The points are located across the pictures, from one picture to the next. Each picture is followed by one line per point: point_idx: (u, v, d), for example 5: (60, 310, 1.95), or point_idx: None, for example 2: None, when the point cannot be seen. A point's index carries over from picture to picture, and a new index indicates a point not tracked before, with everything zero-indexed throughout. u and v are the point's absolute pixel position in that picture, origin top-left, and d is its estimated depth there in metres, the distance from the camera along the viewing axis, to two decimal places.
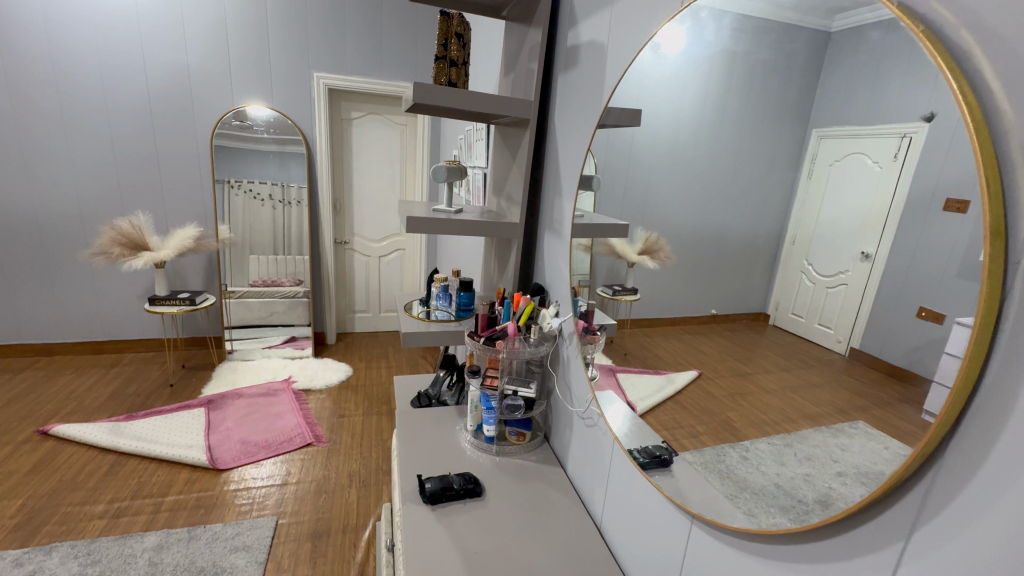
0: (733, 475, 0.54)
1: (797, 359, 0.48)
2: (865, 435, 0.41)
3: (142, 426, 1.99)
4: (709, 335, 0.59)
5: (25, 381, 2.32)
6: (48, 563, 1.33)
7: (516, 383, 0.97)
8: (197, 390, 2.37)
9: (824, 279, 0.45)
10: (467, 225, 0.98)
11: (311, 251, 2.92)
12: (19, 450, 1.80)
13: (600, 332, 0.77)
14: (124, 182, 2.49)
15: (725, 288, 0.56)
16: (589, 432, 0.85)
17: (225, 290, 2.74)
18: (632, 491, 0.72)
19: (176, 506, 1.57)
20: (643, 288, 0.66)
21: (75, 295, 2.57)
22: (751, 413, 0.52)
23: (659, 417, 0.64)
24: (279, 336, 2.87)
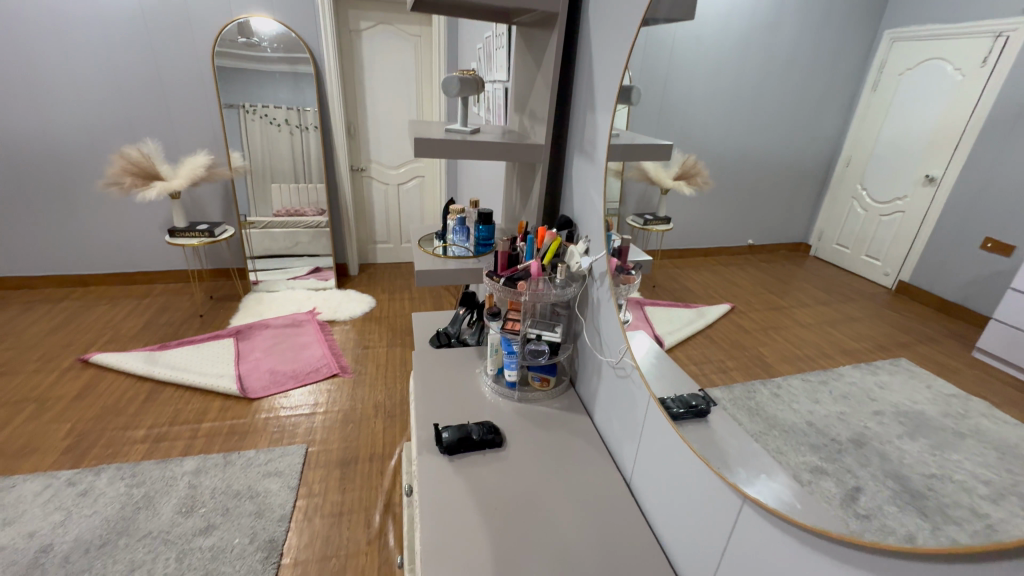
0: (763, 412, 0.50)
1: (839, 293, 0.46)
2: (906, 373, 0.39)
3: (175, 355, 2.12)
4: (743, 267, 0.56)
5: (65, 311, 2.48)
6: (98, 482, 1.48)
7: (539, 327, 0.96)
8: (226, 321, 2.49)
9: (878, 206, 0.43)
10: (485, 148, 0.92)
11: (328, 180, 2.89)
12: (64, 377, 1.96)
13: (634, 271, 0.72)
14: (133, 112, 2.46)
15: (765, 216, 0.52)
16: (621, 382, 0.81)
17: (245, 222, 2.77)
18: (662, 448, 0.69)
19: (211, 433, 1.71)
20: (677, 217, 0.60)
21: (103, 227, 2.66)
22: (785, 347, 0.49)
23: (687, 349, 0.59)
24: (304, 266, 2.95)
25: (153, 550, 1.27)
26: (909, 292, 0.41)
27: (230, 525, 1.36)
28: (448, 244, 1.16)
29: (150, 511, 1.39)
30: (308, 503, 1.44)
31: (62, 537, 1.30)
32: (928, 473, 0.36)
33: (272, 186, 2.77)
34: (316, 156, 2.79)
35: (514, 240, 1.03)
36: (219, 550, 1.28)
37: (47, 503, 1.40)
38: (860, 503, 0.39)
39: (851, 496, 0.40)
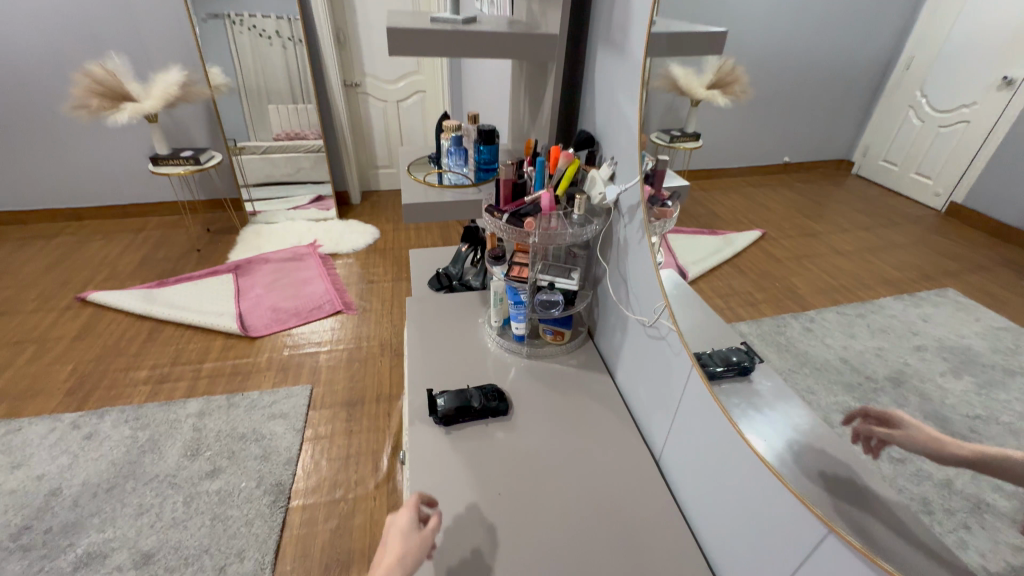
0: (792, 348, 0.46)
1: (881, 218, 0.41)
2: (953, 304, 0.37)
3: (173, 294, 2.16)
4: (777, 189, 0.51)
5: (61, 246, 2.51)
6: (103, 425, 1.57)
7: (552, 274, 0.92)
8: (224, 255, 2.50)
9: (937, 115, 0.36)
10: (485, 42, 0.83)
11: (318, 99, 2.74)
12: (64, 316, 2.03)
13: (671, 203, 0.64)
14: (99, 30, 2.30)
15: (804, 127, 0.46)
16: (655, 343, 0.77)
17: (233, 147, 2.69)
18: (702, 426, 0.66)
19: (215, 373, 1.78)
20: (705, 132, 0.54)
21: (95, 156, 2.62)
22: (818, 278, 0.45)
23: (713, 283, 0.56)
24: (306, 195, 2.90)
25: (162, 493, 1.36)
26: (961, 215, 0.36)
27: (236, 468, 1.44)
28: (443, 169, 1.10)
29: (156, 454, 1.47)
30: (315, 448, 1.50)
31: (70, 481, 1.39)
32: (970, 415, 0.32)
33: (269, 108, 2.66)
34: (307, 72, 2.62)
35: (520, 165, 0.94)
36: (226, 493, 1.37)
37: (54, 445, 1.50)
38: (893, 447, 0.37)
39: (885, 437, 0.37)
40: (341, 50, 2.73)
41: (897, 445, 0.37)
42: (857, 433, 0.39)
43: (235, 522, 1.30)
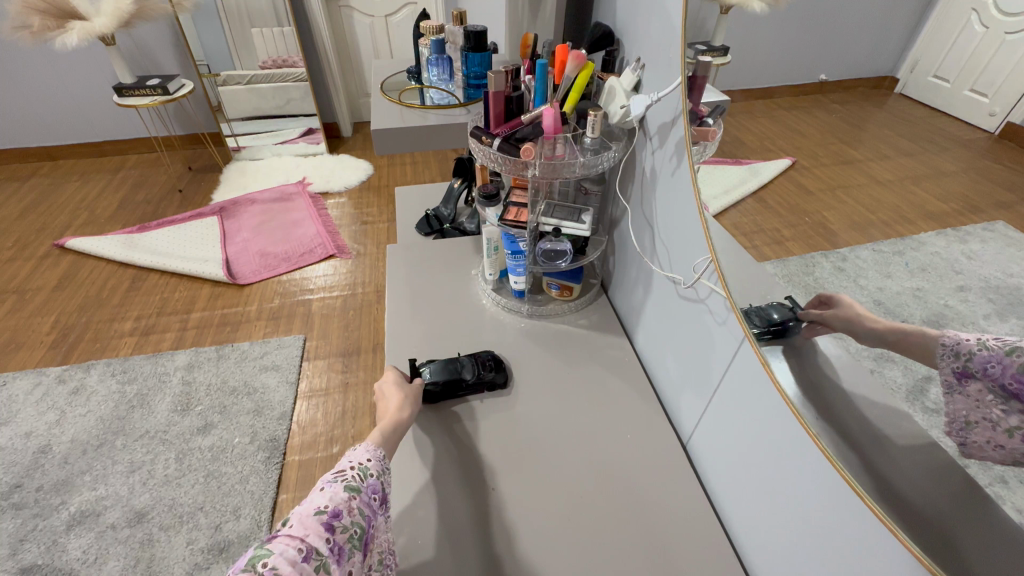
0: (821, 290, 0.42)
1: (927, 141, 0.37)
2: (1003, 240, 0.33)
3: (153, 239, 2.15)
4: (811, 111, 0.44)
5: (37, 189, 2.47)
6: (89, 379, 1.62)
7: (560, 217, 0.86)
8: (207, 196, 2.45)
9: (1002, 22, 0.30)
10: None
11: (298, 20, 2.54)
12: (43, 265, 2.04)
13: (711, 121, 0.56)
14: None
15: (847, 39, 0.40)
16: (692, 306, 0.71)
17: (205, 74, 2.55)
18: (741, 410, 0.63)
19: (202, 323, 1.81)
20: (736, 46, 0.49)
21: (60, 84, 2.50)
22: (852, 211, 0.40)
23: (737, 218, 0.53)
24: (296, 129, 2.79)
25: (153, 450, 1.43)
26: (1015, 136, 0.33)
27: (228, 424, 1.49)
28: (427, 87, 1.03)
29: (145, 410, 1.53)
30: (310, 402, 1.54)
31: (59, 437, 1.46)
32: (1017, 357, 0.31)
33: (251, 31, 2.50)
34: None
35: (518, 75, 0.85)
36: (219, 449, 1.43)
37: (40, 402, 1.55)
38: (928, 396, 0.35)
39: (919, 388, 0.36)
40: None
41: (829, 326, 0.42)
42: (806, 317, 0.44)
43: (230, 479, 1.36)
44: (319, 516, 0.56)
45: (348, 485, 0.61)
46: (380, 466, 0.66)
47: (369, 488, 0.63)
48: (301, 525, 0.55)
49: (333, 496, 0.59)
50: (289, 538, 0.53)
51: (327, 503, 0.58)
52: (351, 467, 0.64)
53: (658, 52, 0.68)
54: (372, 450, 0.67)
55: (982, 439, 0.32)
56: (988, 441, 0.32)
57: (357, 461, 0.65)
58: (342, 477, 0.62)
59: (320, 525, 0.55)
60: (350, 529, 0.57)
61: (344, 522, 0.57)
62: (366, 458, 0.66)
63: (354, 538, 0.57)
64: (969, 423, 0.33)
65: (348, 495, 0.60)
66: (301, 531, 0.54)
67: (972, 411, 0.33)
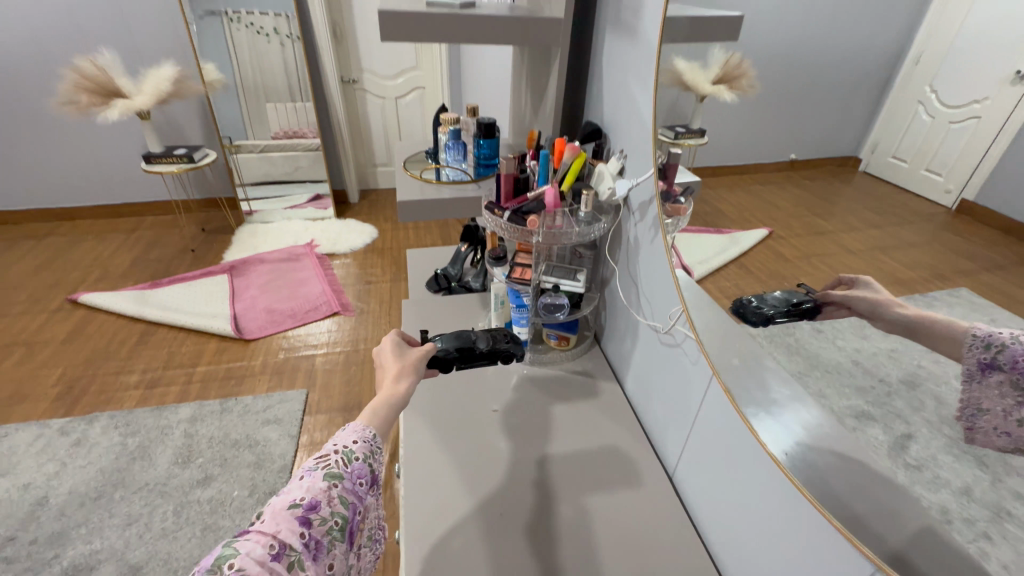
0: (802, 350, 0.44)
1: (891, 214, 0.38)
2: (968, 306, 0.34)
3: (165, 295, 2.15)
4: (783, 186, 0.48)
5: (52, 247, 2.50)
6: (92, 431, 1.56)
7: (557, 276, 0.90)
8: (218, 255, 2.49)
9: (948, 110, 0.34)
10: (482, 23, 0.78)
11: (316, 97, 2.73)
12: (54, 318, 2.02)
13: (683, 199, 0.62)
14: (86, 24, 2.28)
15: (812, 122, 0.44)
16: (669, 352, 0.74)
17: (228, 145, 2.68)
18: (716, 436, 0.64)
19: (207, 377, 1.77)
20: (711, 129, 0.54)
21: (87, 153, 2.61)
22: (827, 278, 0.43)
23: (720, 283, 0.55)
24: (304, 195, 2.90)
25: (150, 502, 1.35)
26: (973, 213, 0.34)
27: (228, 476, 1.42)
28: (442, 165, 1.10)
29: (146, 461, 1.46)
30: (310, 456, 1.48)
31: (58, 488, 1.38)
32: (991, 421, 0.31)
33: (267, 106, 2.67)
34: (302, 70, 2.62)
35: (523, 158, 0.93)
36: (217, 503, 1.35)
37: (41, 453, 1.49)
38: (909, 453, 0.37)
39: (900, 444, 0.37)
40: (337, 47, 2.70)
41: (862, 314, 0.40)
42: (823, 301, 0.43)
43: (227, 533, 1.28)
44: (293, 510, 0.50)
45: (328, 473, 0.54)
46: (370, 446, 0.58)
47: (354, 472, 0.55)
48: (272, 519, 0.49)
49: (310, 486, 0.52)
50: (258, 536, 0.47)
51: (303, 495, 0.51)
52: (334, 450, 0.56)
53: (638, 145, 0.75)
54: (360, 431, 0.58)
55: (988, 426, 0.32)
56: (994, 428, 0.32)
57: (341, 442, 0.57)
58: (323, 463, 0.54)
59: (294, 520, 0.49)
60: (329, 520, 0.51)
61: (322, 514, 0.51)
62: (352, 441, 0.57)
63: (333, 530, 0.51)
64: (981, 409, 0.32)
65: (327, 484, 0.53)
66: (272, 527, 0.48)
67: (990, 400, 0.32)
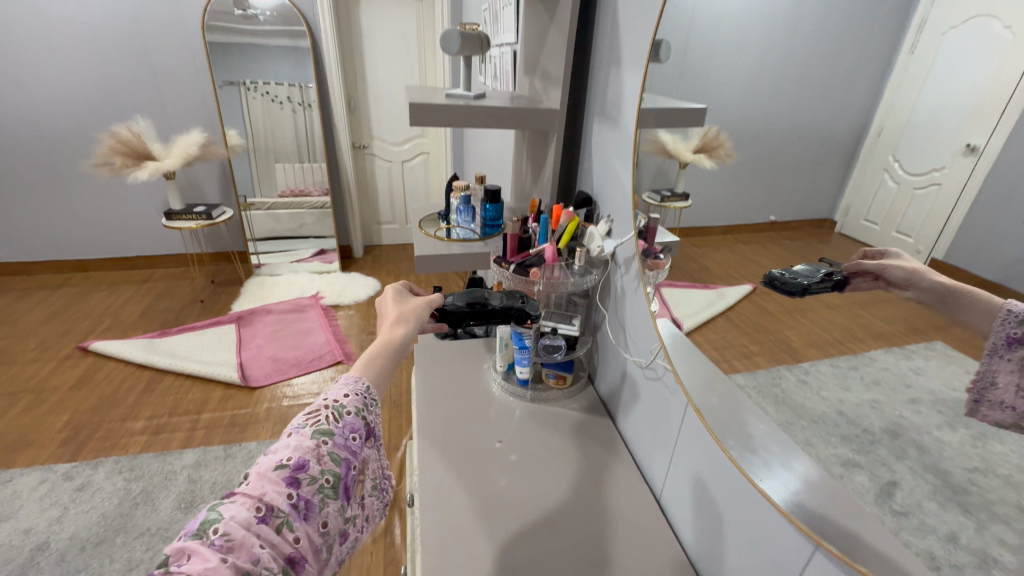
0: (789, 401, 0.47)
1: (868, 271, 0.40)
2: (944, 358, 0.36)
3: (176, 343, 2.14)
4: (765, 245, 0.51)
5: (63, 297, 2.50)
6: (96, 477, 1.49)
7: (555, 321, 0.93)
8: (226, 306, 2.50)
9: (912, 179, 0.37)
10: (491, 114, 0.86)
11: (329, 159, 2.85)
12: (63, 366, 1.98)
13: (662, 256, 0.66)
14: (120, 90, 2.42)
15: (790, 187, 0.48)
16: (652, 386, 0.76)
17: (244, 203, 2.76)
18: (700, 459, 0.65)
19: (212, 424, 1.72)
20: (694, 193, 0.58)
21: (104, 209, 2.66)
22: (811, 331, 0.45)
23: (708, 335, 0.57)
24: (308, 249, 2.96)
25: (152, 548, 1.28)
26: (945, 269, 0.35)
27: None
28: (452, 224, 1.15)
29: (149, 507, 1.39)
30: None
31: (59, 533, 1.31)
32: (968, 467, 0.34)
33: (275, 166, 2.77)
34: (315, 134, 2.75)
35: (525, 220, 0.99)
36: None
37: (44, 497, 1.42)
38: (895, 500, 0.39)
39: (886, 491, 0.39)
40: (351, 114, 2.86)
41: (893, 283, 0.38)
42: (851, 272, 0.41)
43: None
44: (279, 471, 0.47)
45: (318, 430, 0.51)
46: (363, 400, 0.57)
47: (345, 428, 0.53)
48: (257, 481, 0.46)
49: (298, 445, 0.50)
50: (242, 499, 0.45)
51: (290, 455, 0.49)
52: (324, 406, 0.54)
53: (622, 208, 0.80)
54: (353, 383, 0.57)
55: (994, 400, 0.33)
56: (999, 402, 0.33)
57: (332, 397, 0.55)
58: (313, 419, 0.52)
59: (280, 481, 0.47)
60: (319, 479, 0.49)
61: (311, 473, 0.49)
62: (344, 392, 0.56)
63: (324, 489, 0.49)
64: (996, 383, 0.33)
65: (316, 442, 0.51)
66: (257, 489, 0.46)
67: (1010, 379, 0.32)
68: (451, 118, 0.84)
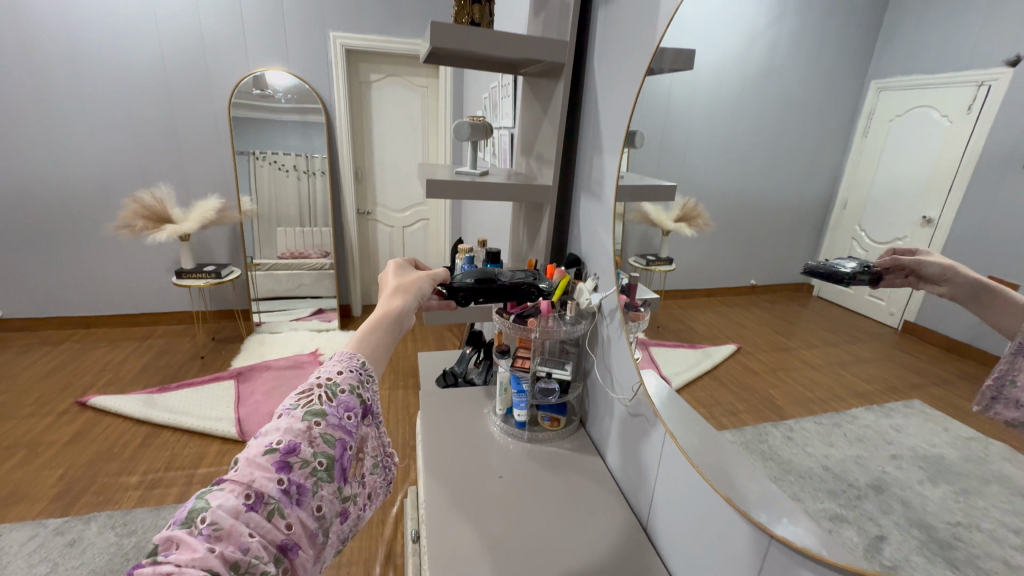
0: (777, 456, 0.49)
1: (845, 333, 0.42)
2: (922, 415, 0.38)
3: (175, 399, 2.06)
4: (750, 308, 0.54)
5: (63, 352, 2.45)
6: (88, 532, 1.40)
7: (549, 364, 0.93)
8: (227, 362, 2.46)
9: (879, 247, 0.39)
10: (492, 188, 0.92)
11: (334, 223, 2.94)
12: (59, 421, 1.90)
13: (643, 308, 0.71)
14: (146, 156, 2.54)
15: (766, 257, 0.51)
16: (634, 422, 0.77)
17: (252, 263, 2.82)
18: (680, 482, 0.66)
19: (207, 478, 1.63)
20: (677, 257, 0.62)
21: (110, 268, 2.68)
22: (795, 390, 0.47)
23: (695, 393, 0.59)
24: (306, 308, 2.97)
25: None
26: (917, 332, 0.38)
27: None
28: None
29: None
30: None
31: None
32: (952, 521, 0.35)
33: (277, 230, 2.83)
34: (320, 199, 2.85)
35: None
36: None
37: (32, 554, 1.33)
38: (884, 554, 0.39)
39: (875, 545, 0.40)
40: (358, 183, 2.98)
41: (926, 278, 0.36)
42: (884, 269, 0.39)
43: None
44: (268, 456, 0.45)
45: (309, 411, 0.49)
46: (359, 376, 0.54)
47: (340, 407, 0.51)
48: (246, 467, 0.44)
49: (288, 428, 0.48)
50: (230, 486, 0.43)
51: (280, 438, 0.47)
52: (317, 385, 0.51)
53: (606, 266, 0.84)
54: (347, 360, 0.55)
55: (1011, 398, 0.33)
56: (1013, 400, 0.33)
57: (325, 375, 0.53)
58: (305, 400, 0.50)
59: (270, 466, 0.45)
60: (312, 462, 0.47)
61: (302, 457, 0.47)
62: (336, 372, 0.54)
63: (318, 472, 0.47)
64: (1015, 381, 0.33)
65: (308, 424, 0.48)
66: (245, 475, 0.44)
67: None
68: (467, 189, 0.91)
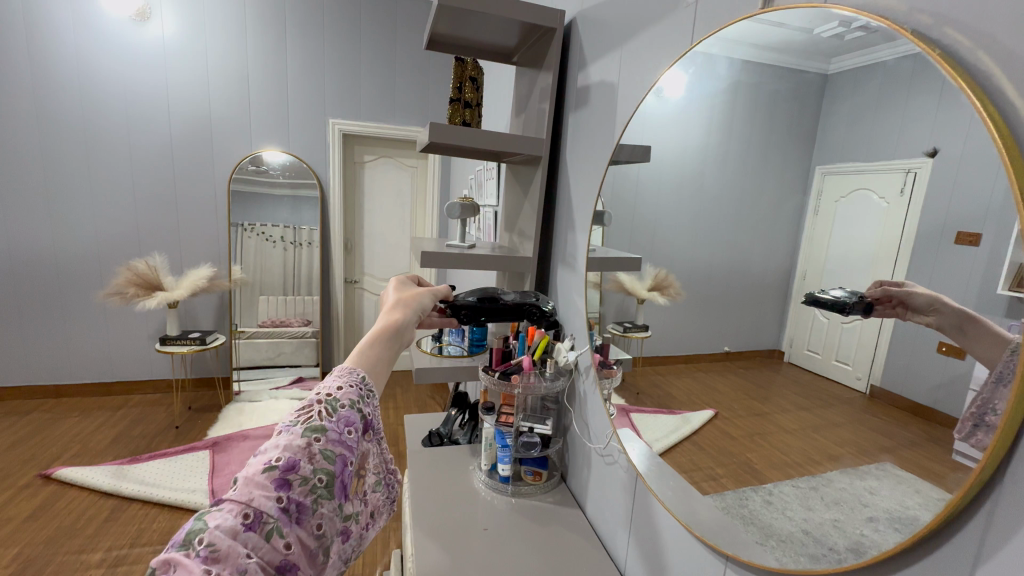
0: (758, 521, 0.50)
1: (816, 399, 0.44)
2: (893, 478, 0.38)
3: (146, 470, 1.92)
4: (723, 373, 0.56)
5: (29, 422, 2.30)
6: None
7: (531, 420, 0.92)
8: (202, 431, 2.33)
9: (839, 315, 0.42)
10: (479, 259, 0.96)
11: (321, 292, 2.94)
12: (19, 495, 1.74)
13: (615, 366, 0.74)
14: (142, 223, 2.56)
15: (739, 326, 0.54)
16: (609, 470, 0.78)
17: (235, 330, 2.75)
18: (660, 529, 0.66)
19: None
20: (654, 324, 0.64)
21: (88, 335, 2.59)
22: (771, 455, 0.49)
23: (676, 458, 0.61)
24: (286, 376, 2.89)
25: None
26: (884, 396, 0.39)
27: None
28: (444, 342, 1.18)
29: None
30: None
31: None
32: None
33: (259, 297, 2.80)
34: (306, 269, 2.86)
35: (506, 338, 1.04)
36: None
37: None
38: None
39: None
40: (347, 254, 3.03)
41: (913, 309, 0.36)
42: (875, 299, 0.39)
43: None
44: (268, 472, 0.43)
45: (309, 427, 0.47)
46: (358, 392, 0.52)
47: (341, 422, 0.49)
48: (245, 486, 0.42)
49: (288, 444, 0.45)
50: (229, 506, 0.41)
51: (279, 455, 0.44)
52: (317, 400, 0.49)
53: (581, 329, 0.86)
54: (346, 375, 0.53)
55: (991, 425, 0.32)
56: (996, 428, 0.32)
57: (325, 391, 0.51)
58: (305, 415, 0.48)
59: (270, 484, 0.42)
60: (312, 479, 0.45)
61: (303, 473, 0.44)
62: (336, 387, 0.52)
63: (318, 489, 0.45)
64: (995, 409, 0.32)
65: (308, 439, 0.46)
66: (244, 495, 0.42)
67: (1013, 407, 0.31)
68: (457, 264, 0.95)
